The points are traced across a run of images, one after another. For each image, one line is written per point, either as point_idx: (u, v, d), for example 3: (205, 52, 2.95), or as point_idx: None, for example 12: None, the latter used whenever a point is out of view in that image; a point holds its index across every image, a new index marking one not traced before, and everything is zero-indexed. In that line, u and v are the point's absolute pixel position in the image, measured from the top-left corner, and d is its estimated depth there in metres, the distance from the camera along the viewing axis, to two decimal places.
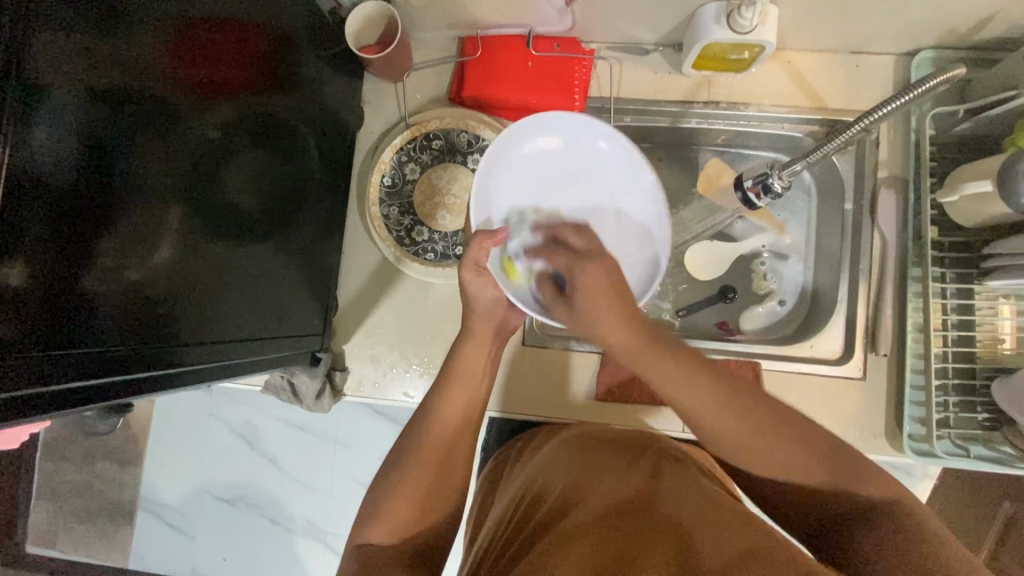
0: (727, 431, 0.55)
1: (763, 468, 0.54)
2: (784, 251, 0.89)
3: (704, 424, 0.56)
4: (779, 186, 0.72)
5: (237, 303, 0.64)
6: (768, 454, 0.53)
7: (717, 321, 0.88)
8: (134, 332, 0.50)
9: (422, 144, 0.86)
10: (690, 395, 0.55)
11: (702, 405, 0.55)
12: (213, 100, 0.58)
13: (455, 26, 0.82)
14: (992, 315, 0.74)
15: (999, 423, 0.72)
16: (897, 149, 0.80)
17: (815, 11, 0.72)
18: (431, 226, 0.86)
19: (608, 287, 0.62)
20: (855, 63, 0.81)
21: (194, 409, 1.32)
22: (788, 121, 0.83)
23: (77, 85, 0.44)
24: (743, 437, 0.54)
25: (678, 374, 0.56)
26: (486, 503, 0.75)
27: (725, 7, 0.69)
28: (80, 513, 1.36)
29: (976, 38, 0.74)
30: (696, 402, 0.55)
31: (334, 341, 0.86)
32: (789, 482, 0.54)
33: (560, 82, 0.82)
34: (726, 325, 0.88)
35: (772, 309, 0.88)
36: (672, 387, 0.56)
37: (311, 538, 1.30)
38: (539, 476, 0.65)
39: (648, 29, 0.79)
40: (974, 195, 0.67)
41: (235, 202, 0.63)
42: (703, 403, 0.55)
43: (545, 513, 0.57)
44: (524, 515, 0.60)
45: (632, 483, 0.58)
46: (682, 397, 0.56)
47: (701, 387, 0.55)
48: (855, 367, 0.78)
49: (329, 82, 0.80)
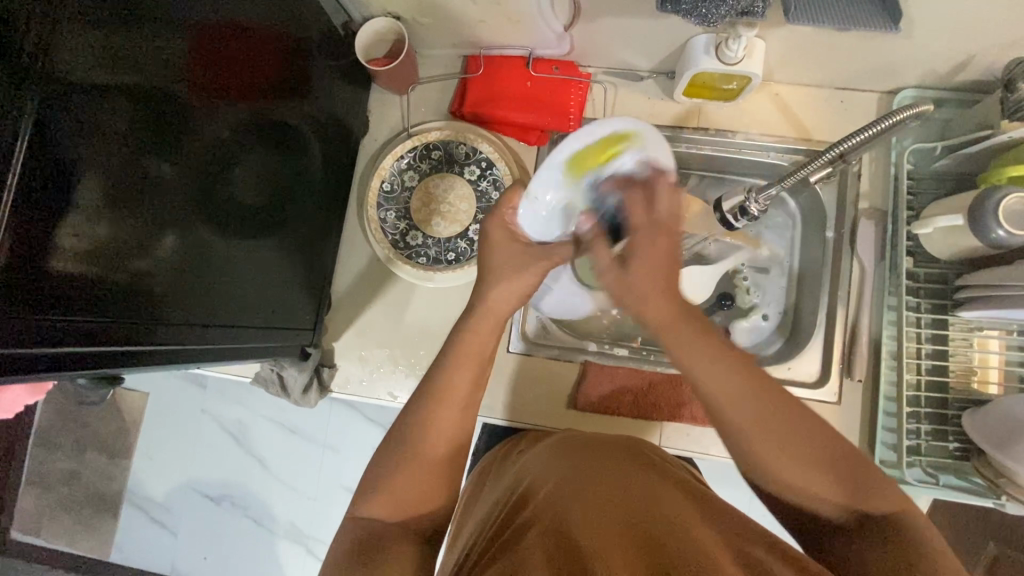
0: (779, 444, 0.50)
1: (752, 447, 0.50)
2: (764, 264, 0.92)
3: (744, 416, 0.50)
4: (755, 210, 0.76)
5: (229, 293, 0.66)
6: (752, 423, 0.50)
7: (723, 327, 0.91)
8: (127, 312, 0.52)
9: (422, 153, 0.90)
10: (712, 354, 0.52)
11: (751, 417, 0.50)
12: (224, 102, 0.62)
13: (460, 45, 0.87)
14: (966, 346, 0.76)
15: (970, 453, 0.73)
16: (878, 183, 0.83)
17: (801, 48, 0.75)
18: (426, 232, 0.90)
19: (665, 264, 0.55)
20: (840, 99, 0.84)
21: (188, 406, 1.34)
22: (774, 150, 0.86)
23: (98, 79, 0.47)
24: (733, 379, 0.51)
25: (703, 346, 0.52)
26: (470, 504, 0.74)
27: (715, 38, 0.73)
28: (67, 501, 1.37)
29: (956, 80, 0.77)
30: (739, 399, 0.50)
31: (325, 339, 0.89)
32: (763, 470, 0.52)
33: (557, 102, 0.86)
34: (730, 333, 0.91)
35: (756, 323, 0.91)
36: (703, 357, 0.52)
37: (293, 541, 1.31)
38: (525, 475, 0.65)
39: (642, 56, 0.83)
40: (948, 227, 0.70)
41: (239, 196, 0.66)
42: (732, 369, 0.51)
43: (537, 508, 0.56)
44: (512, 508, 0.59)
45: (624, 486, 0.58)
46: (750, 417, 0.50)
47: (754, 379, 0.51)
48: (831, 391, 0.80)
49: (338, 91, 0.84)
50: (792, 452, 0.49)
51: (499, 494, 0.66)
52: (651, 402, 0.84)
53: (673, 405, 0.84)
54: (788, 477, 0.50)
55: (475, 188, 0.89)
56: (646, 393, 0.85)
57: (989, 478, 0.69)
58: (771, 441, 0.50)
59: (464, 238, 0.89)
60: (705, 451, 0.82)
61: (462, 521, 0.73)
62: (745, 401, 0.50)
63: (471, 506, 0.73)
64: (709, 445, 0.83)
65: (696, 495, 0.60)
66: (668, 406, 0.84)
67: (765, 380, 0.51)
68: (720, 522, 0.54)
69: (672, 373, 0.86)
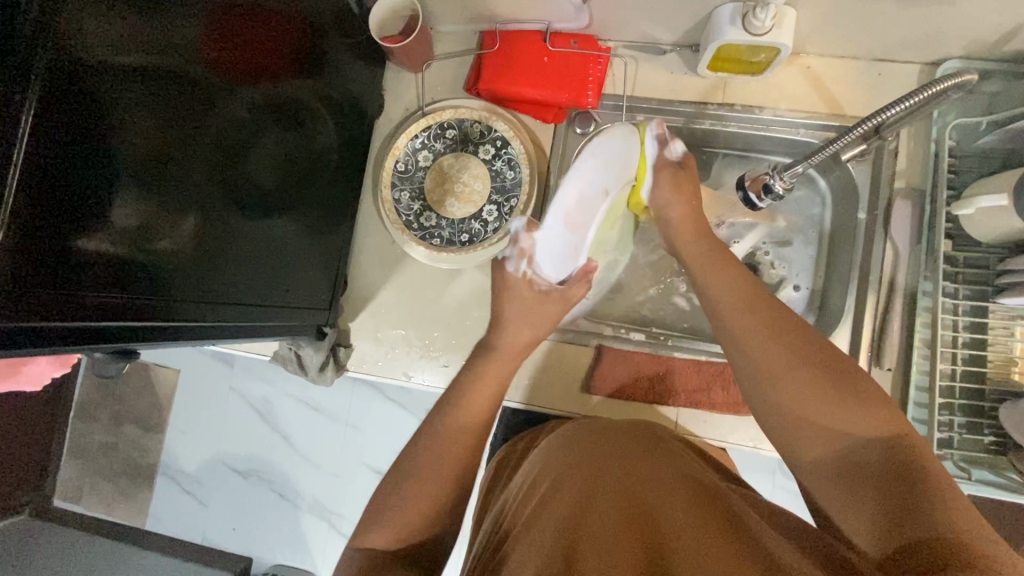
0: (784, 373, 0.53)
1: (741, 354, 0.57)
2: (783, 236, 0.89)
3: (743, 337, 0.57)
4: (780, 188, 0.72)
5: (247, 272, 0.67)
6: (746, 336, 0.57)
7: None
8: (146, 288, 0.53)
9: (436, 133, 0.89)
10: (722, 282, 0.64)
11: (768, 366, 0.54)
12: (240, 81, 0.62)
13: (475, 20, 0.85)
14: (1007, 336, 0.71)
15: (1006, 447, 0.70)
16: (915, 160, 0.79)
17: (834, 16, 0.71)
18: (440, 213, 0.89)
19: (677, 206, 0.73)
20: (877, 71, 0.79)
21: (216, 383, 1.38)
22: (804, 127, 0.82)
23: (111, 57, 0.47)
24: (728, 286, 0.63)
25: (721, 267, 0.66)
26: (491, 495, 0.73)
27: (741, 8, 0.69)
28: (105, 472, 1.44)
29: (1005, 49, 0.72)
30: (727, 297, 0.62)
31: (341, 319, 0.89)
32: (779, 415, 0.53)
33: (575, 78, 0.83)
34: None
35: (788, 298, 0.88)
36: (722, 289, 0.63)
37: (317, 515, 1.34)
38: (538, 459, 0.64)
39: (664, 28, 0.79)
40: (989, 209, 0.66)
41: (257, 177, 0.67)
42: (744, 305, 0.60)
43: (546, 493, 0.55)
44: (523, 494, 0.59)
45: (631, 469, 0.57)
46: (767, 359, 0.55)
47: (763, 320, 0.58)
48: (859, 379, 0.77)
49: (354, 69, 0.84)
50: (786, 362, 0.53)
51: (516, 483, 0.65)
52: (666, 387, 0.83)
53: (690, 391, 0.82)
54: (795, 406, 0.52)
55: (490, 168, 0.88)
56: (662, 378, 0.83)
57: None
58: (762, 350, 0.55)
59: (478, 219, 0.88)
60: (724, 439, 0.81)
61: (484, 513, 0.71)
62: (739, 301, 0.61)
63: (493, 496, 0.72)
64: (727, 433, 0.81)
65: (715, 480, 0.58)
66: (685, 392, 0.82)
67: (767, 317, 0.58)
68: (743, 509, 0.52)
69: (692, 358, 0.84)
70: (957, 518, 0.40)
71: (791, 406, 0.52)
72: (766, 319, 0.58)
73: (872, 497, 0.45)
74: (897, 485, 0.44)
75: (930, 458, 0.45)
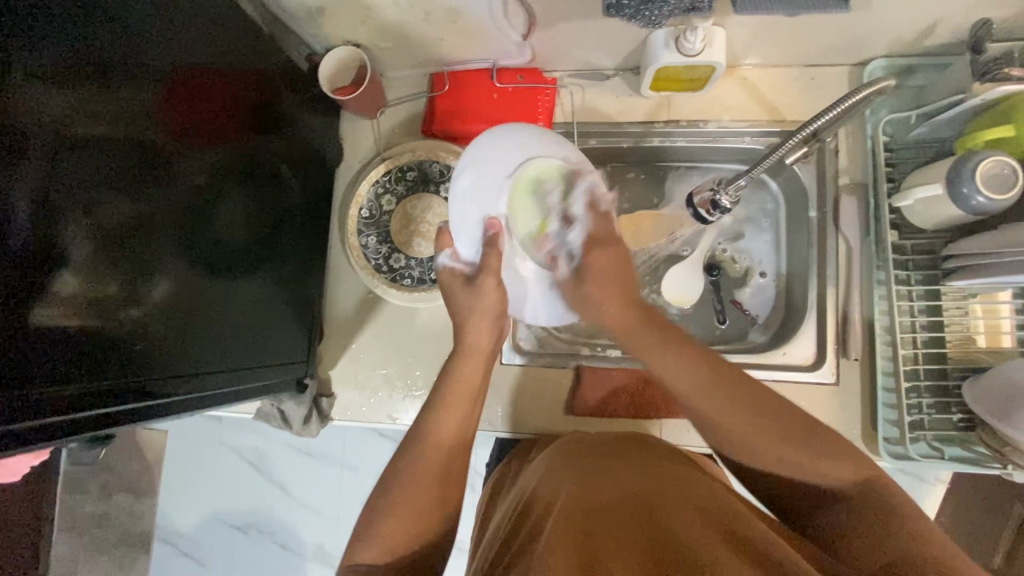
0: (752, 441, 0.54)
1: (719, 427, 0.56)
2: (735, 231, 0.92)
3: (715, 419, 0.56)
4: (727, 201, 0.76)
5: (217, 334, 0.67)
6: (704, 397, 0.56)
7: (730, 300, 0.90)
8: (108, 365, 0.53)
9: (397, 175, 0.91)
10: (670, 352, 0.60)
11: (745, 438, 0.54)
12: (197, 144, 0.63)
13: (423, 64, 0.87)
14: (962, 315, 0.75)
15: (974, 423, 0.72)
16: (855, 156, 0.83)
17: (761, 32, 0.75)
18: (408, 253, 0.91)
19: (615, 283, 0.68)
20: (810, 75, 0.83)
21: (204, 441, 1.36)
22: (748, 135, 0.85)
23: (70, 133, 0.48)
24: (676, 352, 0.60)
25: (656, 338, 0.62)
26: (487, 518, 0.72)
27: (673, 32, 0.72)
28: (99, 544, 1.40)
29: (924, 46, 0.76)
30: (675, 369, 0.59)
31: (322, 367, 0.90)
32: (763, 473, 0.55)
33: (524, 112, 0.86)
34: (739, 302, 0.90)
35: (756, 286, 0.90)
36: (658, 358, 0.61)
37: (321, 562, 1.32)
38: (528, 481, 0.64)
39: (605, 55, 0.82)
40: (927, 198, 0.70)
41: (222, 237, 0.67)
42: (690, 380, 0.57)
43: (540, 512, 0.55)
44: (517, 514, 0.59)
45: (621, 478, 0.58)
46: (738, 427, 0.55)
47: (722, 392, 0.56)
48: (829, 371, 0.79)
49: (310, 122, 0.85)
50: (766, 432, 0.54)
51: (513, 498, 0.66)
52: (648, 400, 0.84)
53: (669, 401, 0.84)
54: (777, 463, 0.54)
55: None
56: (642, 391, 0.85)
57: (995, 448, 0.68)
58: (739, 425, 0.55)
59: None
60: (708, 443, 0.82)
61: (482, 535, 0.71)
62: (690, 377, 0.58)
63: (490, 519, 0.72)
64: None
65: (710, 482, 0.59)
66: (666, 402, 0.84)
67: (730, 391, 0.56)
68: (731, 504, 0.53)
69: None
70: (946, 557, 0.44)
71: (778, 461, 0.54)
72: (721, 380, 0.57)
73: (860, 522, 0.49)
74: (881, 515, 0.48)
75: (887, 484, 0.52)
